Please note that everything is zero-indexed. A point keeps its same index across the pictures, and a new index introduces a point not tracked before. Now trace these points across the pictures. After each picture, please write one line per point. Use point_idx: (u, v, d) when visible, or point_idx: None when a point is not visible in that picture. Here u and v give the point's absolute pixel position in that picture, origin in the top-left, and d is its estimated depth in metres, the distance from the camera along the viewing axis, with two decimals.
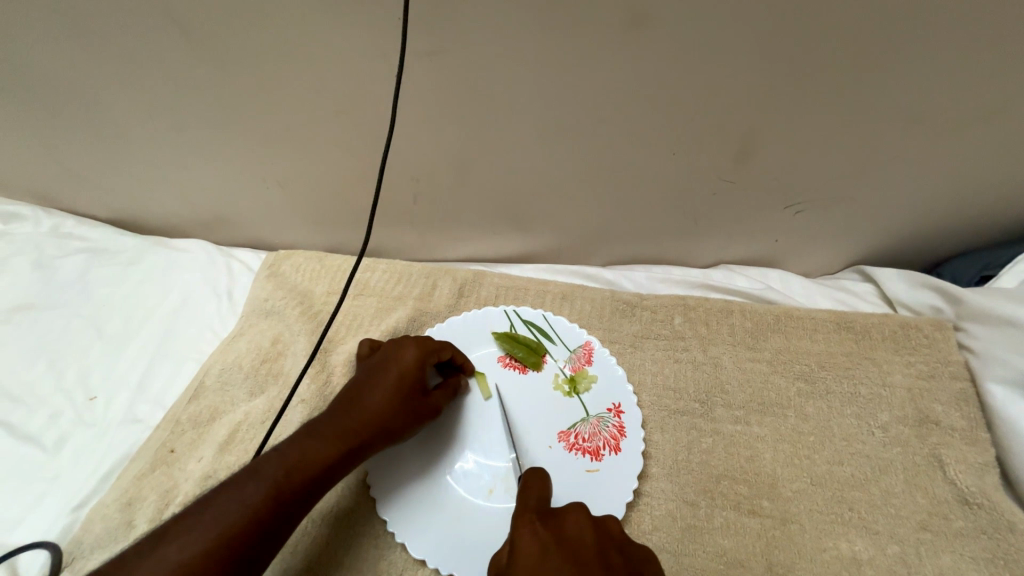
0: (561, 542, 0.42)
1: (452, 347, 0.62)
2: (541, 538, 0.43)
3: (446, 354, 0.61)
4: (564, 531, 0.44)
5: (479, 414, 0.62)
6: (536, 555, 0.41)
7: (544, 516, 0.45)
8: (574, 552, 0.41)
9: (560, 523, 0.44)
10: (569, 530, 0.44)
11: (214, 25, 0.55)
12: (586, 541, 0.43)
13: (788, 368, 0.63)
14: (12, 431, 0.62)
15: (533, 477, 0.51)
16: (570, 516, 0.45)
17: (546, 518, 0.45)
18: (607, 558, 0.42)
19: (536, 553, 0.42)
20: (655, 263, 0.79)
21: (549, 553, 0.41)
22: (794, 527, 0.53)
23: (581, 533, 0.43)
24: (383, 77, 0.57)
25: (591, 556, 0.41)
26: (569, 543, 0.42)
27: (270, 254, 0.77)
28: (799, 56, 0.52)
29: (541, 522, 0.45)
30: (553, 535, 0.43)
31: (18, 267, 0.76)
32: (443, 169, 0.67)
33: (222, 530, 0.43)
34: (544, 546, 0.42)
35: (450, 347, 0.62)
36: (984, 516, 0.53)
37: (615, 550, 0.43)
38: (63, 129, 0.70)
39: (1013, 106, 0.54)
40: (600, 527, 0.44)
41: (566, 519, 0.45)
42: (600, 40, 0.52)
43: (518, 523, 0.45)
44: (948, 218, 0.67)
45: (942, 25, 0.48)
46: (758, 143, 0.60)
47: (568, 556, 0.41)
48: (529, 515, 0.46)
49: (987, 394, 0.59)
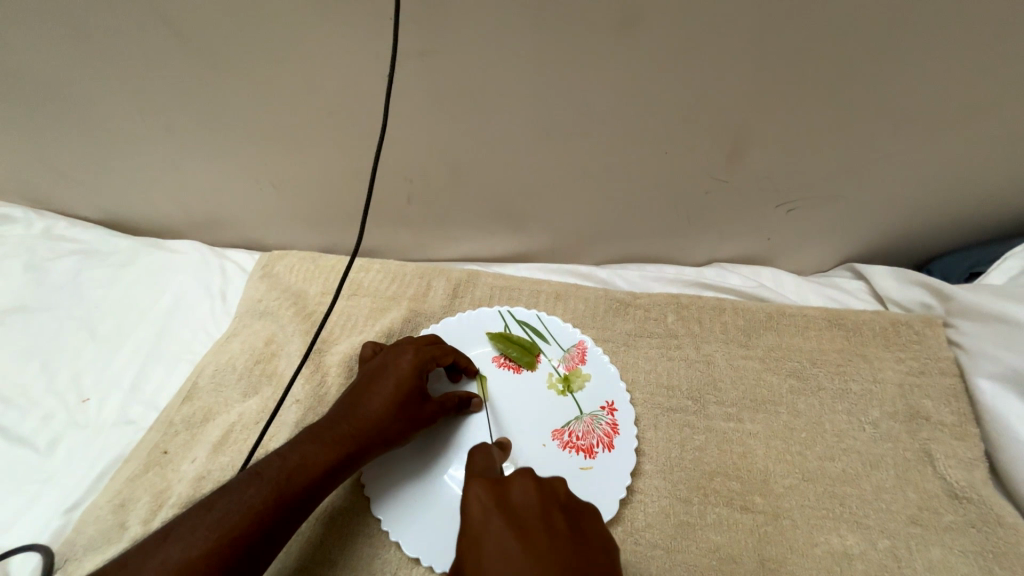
0: (506, 507, 0.42)
1: (454, 352, 0.63)
2: (487, 500, 0.43)
3: (447, 359, 0.61)
4: (510, 496, 0.44)
5: (476, 414, 0.62)
6: (482, 521, 0.41)
7: (490, 479, 0.45)
8: (518, 518, 0.41)
9: (506, 488, 0.44)
10: (514, 496, 0.44)
11: (208, 26, 0.55)
12: (531, 505, 0.43)
13: (779, 365, 0.64)
14: (4, 433, 0.62)
15: (481, 453, 0.53)
16: (516, 483, 0.45)
17: (495, 481, 0.45)
18: (551, 521, 0.42)
19: (482, 517, 0.42)
20: (648, 262, 0.79)
21: (494, 519, 0.41)
22: (786, 522, 0.54)
23: (526, 499, 0.43)
24: (376, 77, 0.57)
25: (534, 521, 0.42)
26: (514, 508, 0.43)
27: (264, 255, 0.77)
28: (789, 55, 0.52)
29: (486, 484, 0.44)
30: (498, 500, 0.43)
31: (10, 269, 0.76)
32: (437, 169, 0.67)
33: (226, 530, 0.43)
34: (489, 511, 0.42)
35: (450, 352, 0.62)
36: (973, 510, 0.53)
37: (558, 511, 0.43)
38: (56, 130, 0.70)
39: (1001, 103, 0.54)
40: (545, 490, 0.45)
41: (512, 485, 0.45)
42: (591, 40, 0.52)
43: (466, 487, 0.45)
44: (938, 217, 0.68)
45: (930, 23, 0.49)
46: (750, 142, 0.60)
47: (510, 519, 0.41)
48: (476, 477, 0.45)
49: (977, 389, 0.59)
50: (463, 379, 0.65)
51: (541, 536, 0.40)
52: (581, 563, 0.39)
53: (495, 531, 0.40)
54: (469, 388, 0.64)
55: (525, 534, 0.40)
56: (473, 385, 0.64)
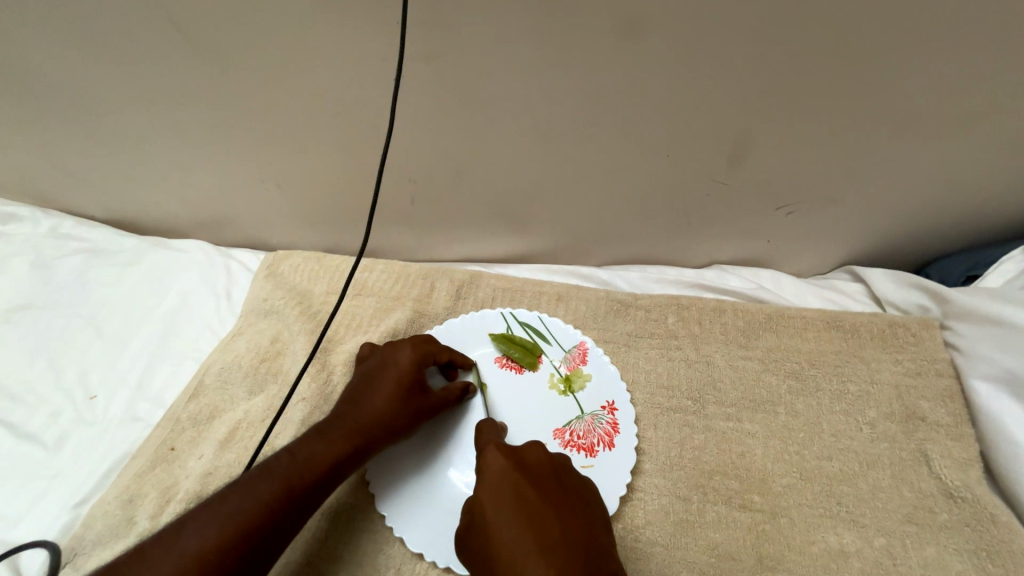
0: (521, 468, 0.49)
1: (450, 350, 0.64)
2: (506, 460, 0.50)
3: (443, 356, 0.63)
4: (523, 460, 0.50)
5: (473, 397, 0.63)
6: (501, 478, 0.48)
7: (505, 445, 0.52)
8: (532, 477, 0.48)
9: (519, 453, 0.51)
10: (526, 459, 0.50)
11: (217, 28, 0.56)
12: (542, 468, 0.50)
13: (778, 366, 0.65)
14: (12, 429, 0.63)
15: (489, 428, 0.57)
16: (528, 449, 0.51)
17: (510, 447, 0.51)
18: (555, 480, 0.49)
19: (501, 474, 0.48)
20: (649, 263, 0.80)
21: (513, 475, 0.48)
22: (783, 520, 0.54)
23: (538, 463, 0.50)
24: (381, 79, 0.58)
25: (545, 479, 0.49)
26: (529, 469, 0.49)
27: (269, 255, 0.78)
28: (789, 59, 0.53)
29: (502, 449, 0.51)
30: (514, 462, 0.49)
31: (17, 267, 0.77)
32: (441, 170, 0.67)
33: (239, 522, 0.44)
34: (507, 470, 0.49)
35: (447, 350, 0.64)
36: (968, 509, 0.54)
37: (563, 475, 0.50)
38: (64, 130, 0.70)
39: (997, 108, 0.55)
40: (552, 457, 0.51)
41: (525, 451, 0.51)
42: (594, 44, 0.53)
43: (484, 450, 0.51)
44: (935, 220, 0.69)
45: (926, 30, 0.49)
46: (751, 145, 0.61)
47: (526, 477, 0.48)
48: (493, 442, 0.52)
49: (973, 390, 0.60)
50: (462, 375, 0.66)
51: (551, 494, 0.47)
52: (582, 516, 0.46)
53: (512, 487, 0.47)
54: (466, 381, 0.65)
55: (537, 490, 0.47)
56: (469, 376, 0.66)
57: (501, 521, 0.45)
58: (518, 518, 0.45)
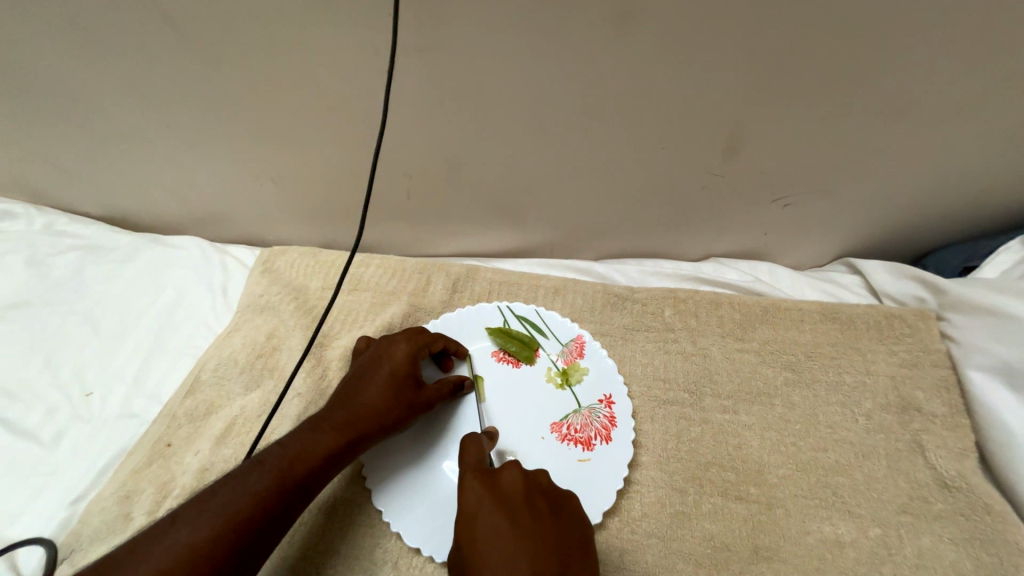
0: (498, 494, 0.47)
1: (444, 338, 0.64)
2: (481, 490, 0.47)
3: (437, 346, 0.63)
4: (499, 486, 0.48)
5: (468, 390, 0.64)
6: (476, 508, 0.46)
7: (484, 471, 0.49)
8: (507, 504, 0.46)
9: (496, 478, 0.48)
10: (504, 485, 0.48)
11: (207, 23, 0.56)
12: (518, 493, 0.47)
13: (775, 358, 0.65)
14: (8, 426, 0.63)
15: (472, 445, 0.54)
16: (506, 472, 0.49)
17: (487, 472, 0.49)
18: (534, 506, 0.46)
19: (477, 505, 0.46)
20: (645, 257, 0.80)
21: (488, 504, 0.46)
22: (779, 511, 0.55)
23: (514, 487, 0.47)
24: (374, 73, 0.58)
25: (521, 505, 0.46)
26: (505, 496, 0.47)
27: (265, 250, 0.78)
28: (783, 51, 0.52)
29: (479, 476, 0.48)
30: (490, 489, 0.47)
31: (12, 264, 0.76)
32: (435, 164, 0.67)
33: (231, 514, 0.44)
34: (482, 499, 0.46)
35: (441, 339, 0.64)
36: (963, 499, 0.54)
37: (540, 498, 0.48)
38: (56, 126, 0.70)
39: (991, 99, 0.55)
40: (530, 479, 0.49)
41: (501, 476, 0.48)
42: (587, 37, 0.52)
43: (462, 479, 0.49)
44: (932, 211, 0.68)
45: (920, 20, 0.49)
46: (745, 137, 0.61)
47: (501, 505, 0.46)
48: (470, 470, 0.49)
49: (968, 380, 0.60)
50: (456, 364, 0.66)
51: (527, 522, 0.45)
52: (561, 547, 0.44)
53: (488, 517, 0.45)
54: (460, 372, 0.65)
55: (513, 520, 0.44)
56: (464, 368, 0.66)
57: (477, 554, 0.43)
58: (493, 551, 0.42)
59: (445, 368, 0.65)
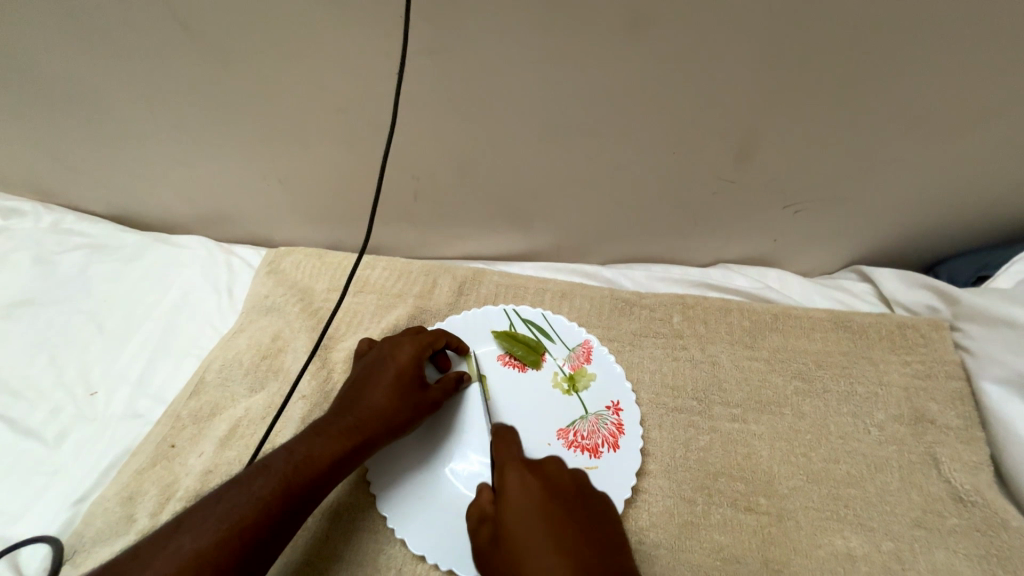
0: (543, 485, 0.50)
1: (446, 333, 0.64)
2: (523, 476, 0.51)
3: (439, 344, 0.63)
4: (541, 474, 0.51)
5: (471, 386, 0.63)
6: (521, 491, 0.49)
7: (525, 460, 0.54)
8: (548, 492, 0.49)
9: (538, 467, 0.53)
10: (545, 474, 0.52)
11: (217, 23, 0.56)
12: (558, 484, 0.51)
13: (784, 366, 0.64)
14: (12, 425, 0.63)
15: (509, 437, 0.57)
16: (548, 464, 0.53)
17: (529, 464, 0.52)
18: (571, 498, 0.50)
19: (520, 486, 0.50)
20: (653, 262, 0.79)
21: (530, 487, 0.49)
22: (789, 523, 0.54)
23: (554, 478, 0.51)
24: (384, 76, 0.57)
25: (561, 495, 0.50)
26: (546, 482, 0.51)
27: (270, 251, 0.77)
28: (797, 57, 0.52)
29: (522, 463, 0.53)
30: (532, 476, 0.51)
31: (18, 262, 0.76)
32: (444, 167, 0.67)
33: (236, 520, 0.44)
34: (527, 483, 0.50)
35: (443, 336, 0.63)
36: (977, 513, 0.53)
37: (578, 492, 0.51)
38: (64, 125, 0.70)
39: (1008, 107, 0.54)
40: (568, 473, 0.53)
41: (542, 465, 0.53)
42: (600, 41, 0.52)
43: (506, 463, 0.53)
44: (946, 219, 0.68)
45: (937, 28, 0.49)
46: (758, 142, 0.60)
47: (543, 493, 0.49)
48: (513, 457, 0.54)
49: (983, 393, 0.59)
50: (458, 364, 0.66)
51: (566, 511, 0.48)
52: (595, 535, 0.47)
53: (531, 500, 0.48)
54: (463, 368, 0.65)
55: (555, 507, 0.48)
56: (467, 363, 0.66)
57: (520, 530, 0.46)
58: (535, 531, 0.45)
59: (445, 365, 0.64)
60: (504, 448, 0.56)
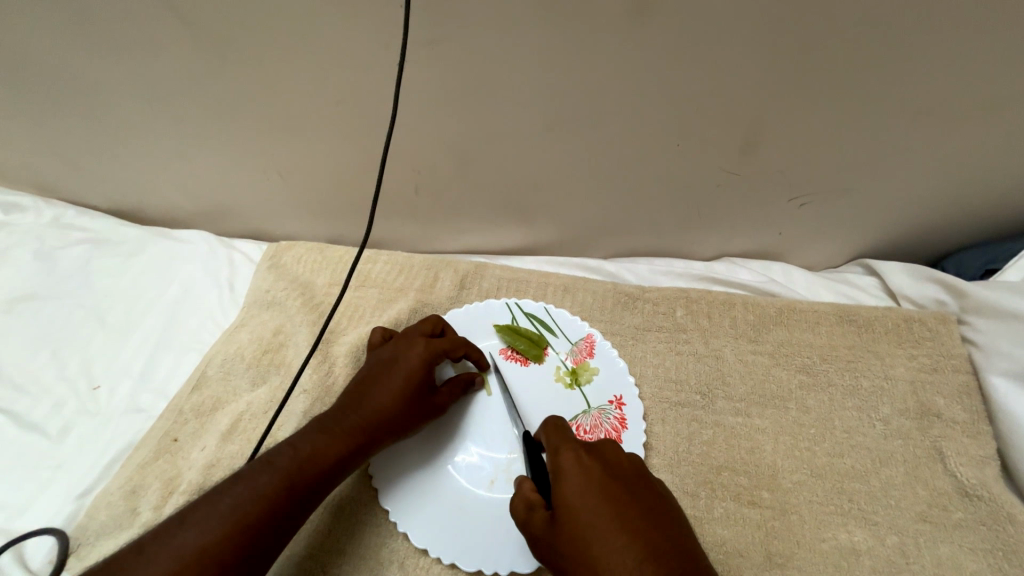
0: (605, 470, 0.46)
1: (466, 344, 0.62)
2: (583, 462, 0.46)
3: (458, 352, 0.61)
4: (601, 458, 0.47)
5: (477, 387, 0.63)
6: (582, 477, 0.45)
7: (581, 443, 0.49)
8: (612, 477, 0.45)
9: (597, 451, 0.48)
10: (605, 458, 0.48)
11: (217, 15, 0.55)
12: (621, 470, 0.47)
13: (789, 360, 0.63)
14: (15, 419, 0.63)
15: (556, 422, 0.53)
16: (606, 448, 0.49)
17: (587, 446, 0.48)
18: (637, 484, 0.46)
19: (582, 475, 0.45)
20: (657, 255, 0.79)
21: (593, 475, 0.45)
22: (793, 517, 0.54)
23: (617, 463, 0.47)
24: (386, 68, 0.57)
25: (626, 481, 0.46)
26: (609, 468, 0.46)
27: (272, 245, 0.77)
28: (805, 47, 0.51)
29: (579, 449, 0.48)
30: (593, 461, 0.47)
31: (19, 257, 0.76)
32: (446, 160, 0.66)
33: (239, 517, 0.44)
34: (589, 469, 0.46)
35: (463, 346, 0.62)
36: (983, 507, 0.53)
37: (644, 478, 0.47)
38: (65, 118, 0.70)
39: (1020, 97, 0.53)
40: (629, 458, 0.49)
41: (602, 451, 0.48)
42: (604, 31, 0.51)
43: (561, 451, 0.48)
44: (955, 211, 0.67)
45: (949, 16, 0.48)
46: (764, 134, 0.59)
47: (607, 478, 0.45)
48: (569, 444, 0.49)
49: (989, 386, 0.59)
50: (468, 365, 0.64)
51: (634, 498, 0.44)
52: (667, 524, 0.43)
53: (596, 488, 0.44)
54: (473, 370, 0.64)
55: (622, 495, 0.44)
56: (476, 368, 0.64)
57: (585, 523, 0.42)
58: (603, 523, 0.42)
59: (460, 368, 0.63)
60: (553, 432, 0.51)
